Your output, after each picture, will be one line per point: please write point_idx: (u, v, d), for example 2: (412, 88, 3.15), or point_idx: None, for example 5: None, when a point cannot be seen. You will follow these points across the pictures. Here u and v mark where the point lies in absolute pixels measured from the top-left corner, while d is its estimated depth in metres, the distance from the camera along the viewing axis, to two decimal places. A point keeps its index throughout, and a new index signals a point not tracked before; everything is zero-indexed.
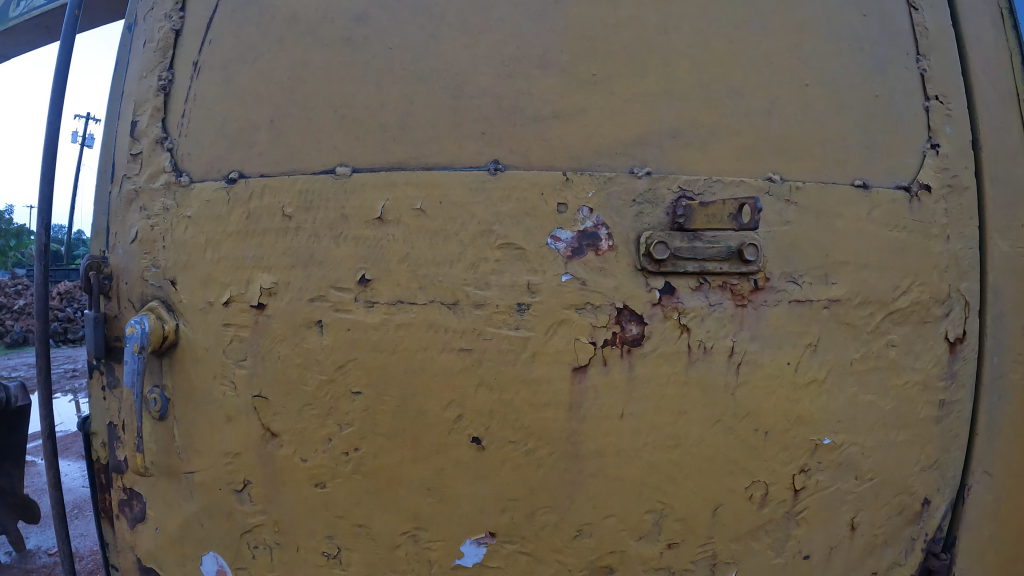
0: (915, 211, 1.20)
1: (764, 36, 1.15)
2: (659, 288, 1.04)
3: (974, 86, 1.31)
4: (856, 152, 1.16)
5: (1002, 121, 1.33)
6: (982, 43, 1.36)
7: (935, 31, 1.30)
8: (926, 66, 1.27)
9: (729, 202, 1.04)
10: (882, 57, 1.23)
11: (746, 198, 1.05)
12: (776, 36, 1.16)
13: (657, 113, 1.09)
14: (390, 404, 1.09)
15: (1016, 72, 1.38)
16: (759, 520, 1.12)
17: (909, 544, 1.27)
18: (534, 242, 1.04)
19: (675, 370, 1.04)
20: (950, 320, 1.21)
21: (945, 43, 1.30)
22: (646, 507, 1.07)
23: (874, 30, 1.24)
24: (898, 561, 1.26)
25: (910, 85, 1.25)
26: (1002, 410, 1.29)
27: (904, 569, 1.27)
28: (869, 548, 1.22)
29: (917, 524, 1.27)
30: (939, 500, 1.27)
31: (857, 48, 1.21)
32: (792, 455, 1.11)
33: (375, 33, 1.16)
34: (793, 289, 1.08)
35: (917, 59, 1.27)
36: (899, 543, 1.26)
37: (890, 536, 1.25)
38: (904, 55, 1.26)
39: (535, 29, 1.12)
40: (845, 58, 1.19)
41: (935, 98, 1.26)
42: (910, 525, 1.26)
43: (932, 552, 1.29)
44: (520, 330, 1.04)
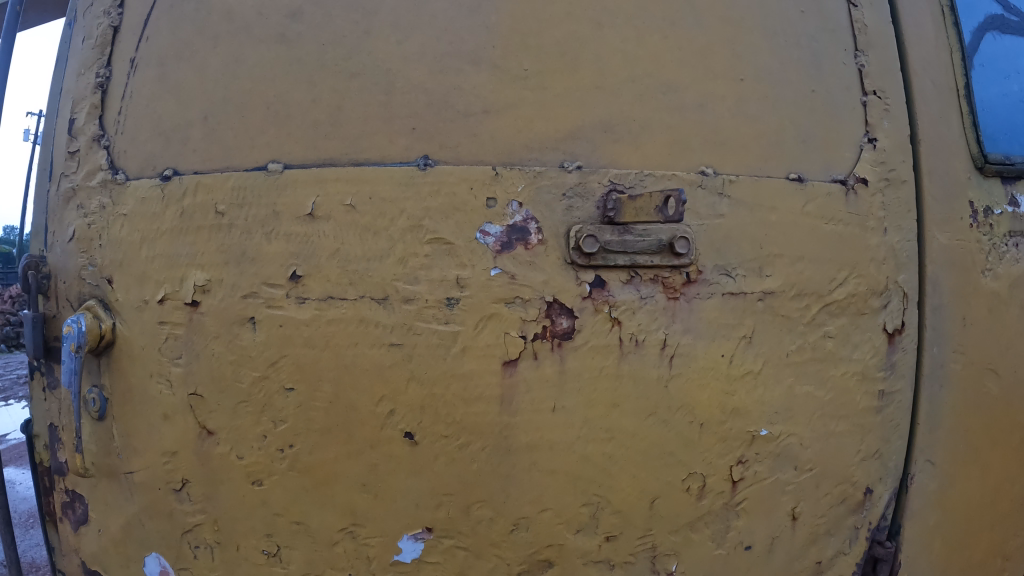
0: (852, 203, 1.18)
1: (699, 31, 1.16)
2: (589, 282, 1.04)
3: (913, 82, 1.34)
4: (792, 146, 1.15)
5: (941, 115, 1.35)
6: (922, 39, 1.39)
7: (874, 27, 1.31)
8: (864, 62, 1.28)
9: (655, 195, 1.04)
10: (820, 52, 1.24)
11: (671, 191, 1.05)
12: (710, 31, 1.16)
13: (590, 107, 1.09)
14: (324, 399, 1.08)
15: (956, 67, 1.42)
16: (698, 512, 1.12)
17: (853, 533, 1.28)
18: (463, 237, 1.04)
19: (606, 363, 1.04)
20: (887, 312, 1.21)
21: (884, 40, 1.32)
22: (583, 500, 1.08)
23: (812, 26, 1.25)
24: (843, 550, 1.28)
25: (848, 80, 1.26)
26: (942, 399, 1.31)
27: (848, 559, 1.29)
28: (812, 538, 1.24)
29: (861, 514, 1.29)
30: (881, 489, 1.29)
31: (794, 44, 1.22)
32: (729, 446, 1.11)
33: (309, 30, 1.15)
34: (725, 281, 1.07)
35: (856, 55, 1.28)
36: (842, 532, 1.27)
37: (833, 526, 1.26)
38: (843, 51, 1.27)
39: (468, 25, 1.11)
40: (781, 53, 1.20)
41: (873, 93, 1.27)
42: (852, 515, 1.27)
43: (877, 540, 1.31)
44: (449, 324, 1.04)
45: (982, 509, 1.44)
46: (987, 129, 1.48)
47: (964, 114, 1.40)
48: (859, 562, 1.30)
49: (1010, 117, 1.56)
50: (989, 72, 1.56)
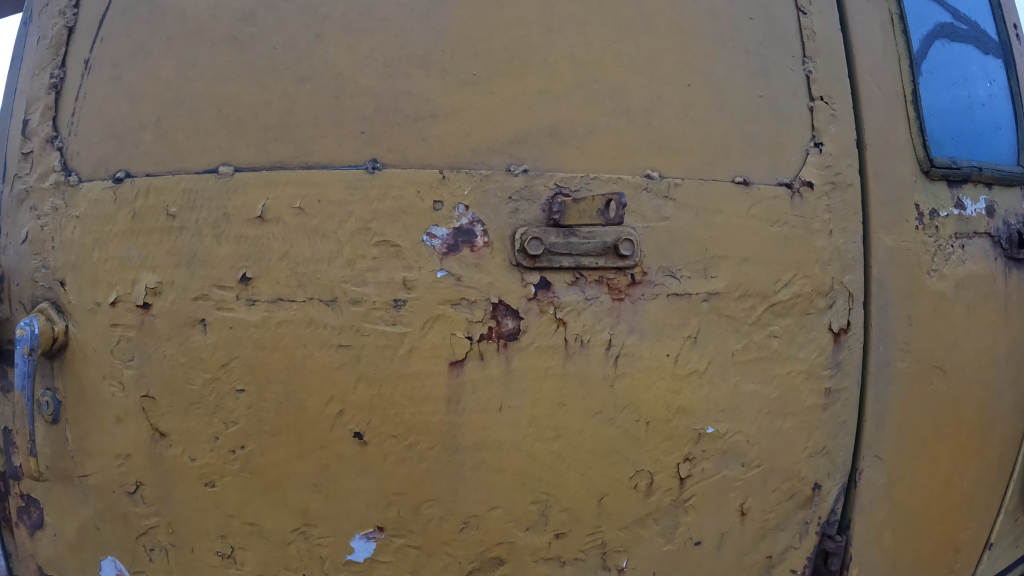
0: (797, 207, 1.19)
1: (648, 36, 1.17)
2: (535, 283, 1.06)
3: (860, 88, 1.36)
4: (738, 150, 1.16)
5: (888, 120, 1.38)
6: (871, 46, 1.42)
7: (823, 34, 1.33)
8: (812, 68, 1.29)
9: (597, 198, 1.06)
10: (767, 58, 1.26)
11: (613, 194, 1.06)
12: (659, 36, 1.18)
13: (537, 112, 1.10)
14: (274, 400, 1.09)
15: (904, 74, 1.45)
16: (647, 509, 1.14)
17: (803, 528, 1.31)
18: (410, 239, 1.06)
19: (552, 364, 1.06)
20: (833, 312, 1.22)
21: (832, 47, 1.34)
22: (531, 498, 1.09)
23: (761, 33, 1.27)
24: (793, 544, 1.31)
25: (795, 85, 1.27)
26: (889, 396, 1.34)
27: (799, 553, 1.32)
28: (761, 533, 1.26)
29: (810, 508, 1.31)
30: (829, 484, 1.31)
31: (742, 50, 1.23)
32: (676, 444, 1.12)
33: (261, 33, 1.16)
34: (670, 282, 1.09)
35: (803, 61, 1.29)
36: (791, 527, 1.30)
37: (782, 521, 1.28)
38: (791, 57, 1.28)
39: (418, 29, 1.13)
40: (729, 59, 1.22)
41: (820, 99, 1.28)
42: (802, 510, 1.30)
43: (827, 534, 1.34)
44: (396, 326, 1.05)
45: (929, 502, 1.48)
46: (935, 133, 1.48)
47: (912, 119, 1.42)
48: (809, 556, 1.33)
49: (961, 122, 1.56)
50: (941, 78, 1.56)
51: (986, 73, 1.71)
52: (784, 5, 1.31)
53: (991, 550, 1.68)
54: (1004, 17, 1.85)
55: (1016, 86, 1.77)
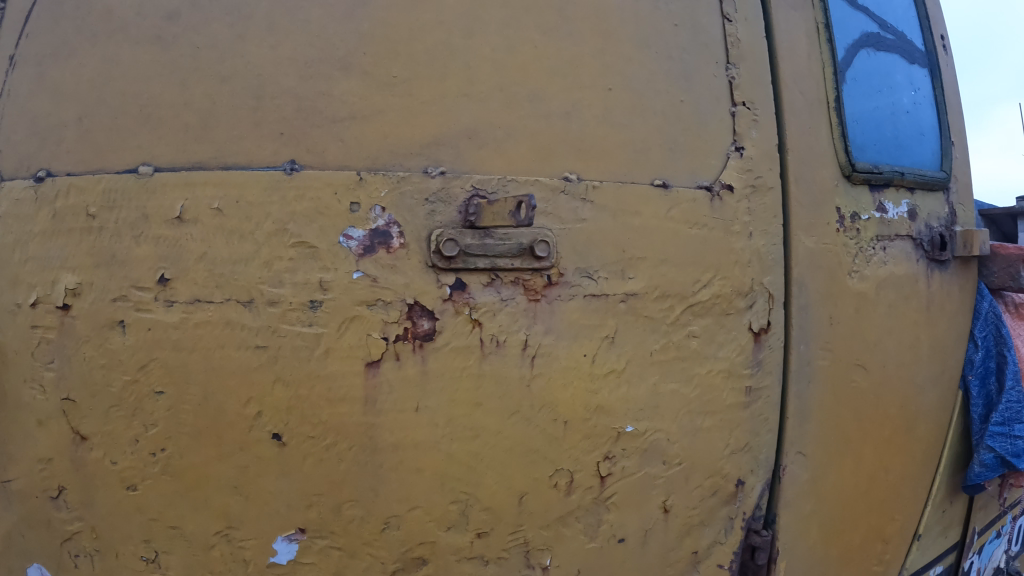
0: (717, 210, 1.20)
1: (570, 41, 1.18)
2: (450, 283, 1.07)
3: (783, 94, 1.36)
4: (658, 153, 1.18)
5: (811, 127, 1.39)
6: (795, 54, 1.42)
7: (748, 41, 1.33)
8: (735, 74, 1.30)
9: (508, 200, 1.08)
10: (691, 64, 1.25)
11: (523, 197, 1.09)
12: (582, 40, 1.19)
13: (457, 114, 1.12)
14: (192, 402, 1.09)
15: (827, 81, 1.48)
16: (567, 506, 1.15)
17: (728, 523, 1.30)
18: (326, 241, 1.06)
19: (468, 364, 1.07)
20: (753, 312, 1.23)
21: (756, 55, 1.33)
22: (451, 498, 1.10)
23: (686, 39, 1.27)
24: (718, 540, 1.29)
25: (717, 91, 1.27)
26: (812, 394, 1.35)
27: (724, 548, 1.30)
28: (685, 529, 1.25)
29: (734, 504, 1.30)
30: (753, 479, 1.30)
31: (664, 56, 1.24)
32: (594, 442, 1.13)
33: (184, 32, 1.16)
34: (587, 283, 1.11)
35: (726, 67, 1.29)
36: (716, 523, 1.28)
37: (707, 517, 1.27)
38: (714, 63, 1.28)
39: (339, 30, 1.13)
40: (652, 64, 1.22)
41: (742, 104, 1.28)
42: (726, 505, 1.28)
43: (754, 529, 1.33)
44: (313, 327, 1.06)
45: (854, 497, 1.50)
46: (857, 140, 1.50)
47: (834, 125, 1.44)
48: (735, 551, 1.31)
49: (884, 129, 1.59)
50: (866, 86, 1.59)
51: (912, 81, 1.74)
52: (709, 12, 1.30)
53: (919, 542, 1.70)
54: (932, 26, 1.88)
55: (941, 95, 1.81)
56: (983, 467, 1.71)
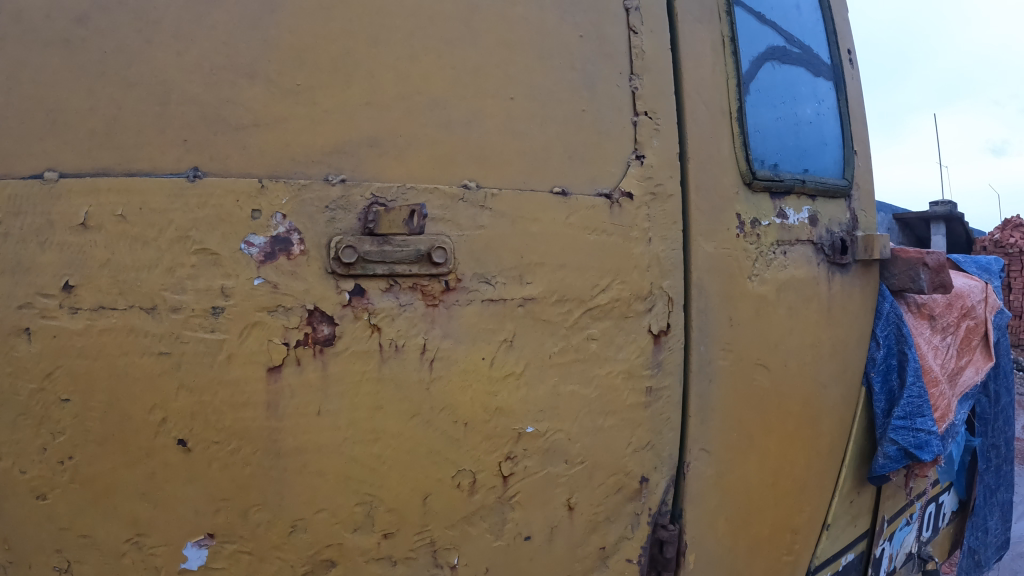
0: (615, 216, 1.24)
1: (475, 51, 1.20)
2: (349, 290, 1.09)
3: (685, 104, 1.37)
4: (556, 161, 1.21)
5: (712, 136, 1.40)
6: (699, 66, 1.43)
7: (651, 52, 1.34)
8: (637, 85, 1.31)
9: (403, 209, 1.11)
10: (594, 75, 1.28)
11: (416, 205, 1.12)
12: (486, 51, 1.20)
13: (359, 123, 1.13)
14: (98, 410, 1.07)
15: (731, 93, 1.47)
16: (471, 507, 1.17)
17: (634, 519, 1.32)
18: (228, 247, 1.07)
19: (367, 368, 1.10)
20: (652, 314, 1.27)
21: (659, 67, 1.35)
22: (356, 500, 1.12)
23: (590, 51, 1.28)
24: (625, 535, 1.31)
25: (619, 100, 1.29)
26: (712, 393, 1.37)
27: (633, 543, 1.33)
28: (591, 525, 1.27)
29: (639, 500, 1.31)
30: (657, 476, 1.32)
31: (568, 66, 1.26)
32: (496, 443, 1.16)
33: (93, 35, 1.11)
34: (484, 288, 1.14)
35: (630, 78, 1.30)
36: (622, 518, 1.30)
37: (612, 514, 1.29)
38: (617, 74, 1.30)
39: (245, 37, 1.12)
40: (555, 74, 1.24)
41: (644, 114, 1.30)
42: (631, 501, 1.30)
43: (660, 524, 1.35)
44: (215, 333, 1.07)
45: (761, 493, 1.52)
46: (761, 150, 1.52)
47: (736, 135, 1.45)
48: (643, 545, 1.34)
49: (787, 139, 1.60)
50: (770, 97, 1.59)
51: (817, 93, 1.75)
52: (614, 22, 1.31)
53: (829, 531, 1.74)
54: (838, 40, 1.89)
55: (845, 106, 1.83)
56: (889, 458, 1.76)
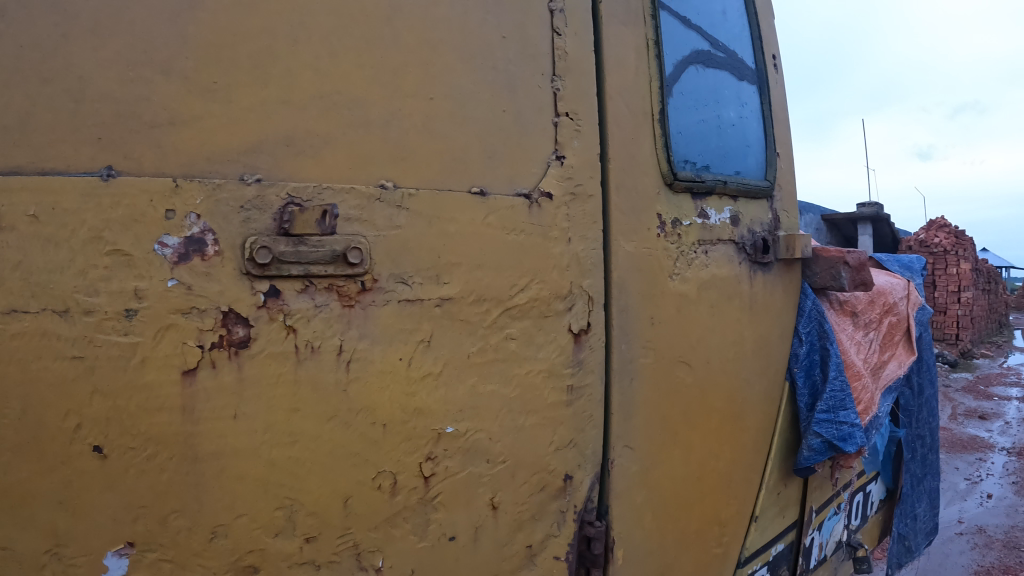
0: (535, 216, 1.24)
1: (396, 51, 1.17)
2: (264, 291, 1.06)
3: (608, 106, 1.37)
4: (475, 161, 1.21)
5: (633, 138, 1.41)
6: (622, 68, 1.42)
7: (575, 55, 1.33)
8: (560, 86, 1.30)
9: (314, 210, 1.08)
10: (516, 76, 1.26)
11: (328, 206, 1.09)
12: (406, 50, 1.18)
13: (276, 122, 1.09)
14: (11, 416, 0.98)
15: (654, 95, 1.47)
16: (393, 508, 1.15)
17: (560, 516, 1.30)
18: (141, 249, 1.01)
19: (282, 370, 1.07)
20: (572, 313, 1.28)
21: (583, 68, 1.34)
22: (276, 503, 1.08)
23: (513, 51, 1.27)
24: (552, 533, 1.30)
25: (540, 101, 1.28)
26: (635, 390, 1.39)
27: (560, 540, 1.31)
28: (516, 524, 1.25)
29: (563, 498, 1.30)
30: (581, 474, 1.32)
31: (489, 66, 1.24)
32: (415, 444, 1.15)
33: (8, 29, 1.01)
34: (401, 289, 1.13)
35: (552, 79, 1.30)
36: (548, 516, 1.29)
37: (537, 512, 1.27)
38: (540, 75, 1.29)
39: (162, 31, 1.05)
40: (476, 75, 1.23)
41: (565, 115, 1.30)
42: (555, 499, 1.29)
43: (587, 521, 1.33)
44: (128, 336, 1.01)
45: (688, 488, 1.53)
46: (684, 151, 1.54)
47: (657, 136, 1.46)
48: (570, 543, 1.32)
49: (709, 142, 1.63)
50: (693, 100, 1.60)
51: (740, 96, 1.76)
52: (537, 23, 1.30)
53: (758, 523, 1.75)
54: (764, 45, 1.90)
55: (768, 109, 1.85)
56: (812, 451, 1.80)
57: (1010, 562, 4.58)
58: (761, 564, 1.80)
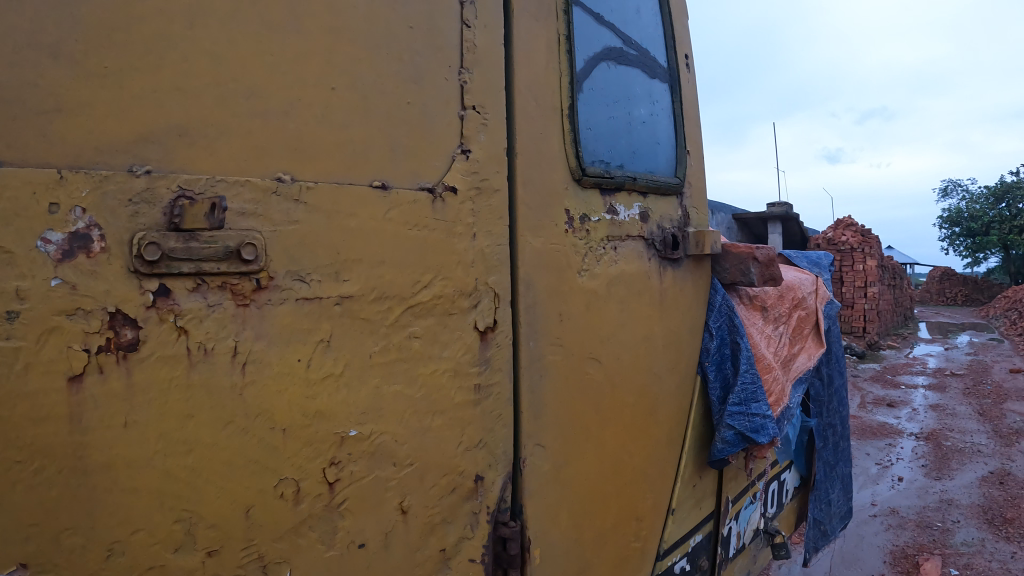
0: (438, 211, 1.19)
1: (297, 39, 1.08)
2: (154, 290, 0.96)
3: (517, 100, 1.34)
4: (377, 154, 1.13)
5: (542, 132, 1.38)
6: (533, 62, 1.38)
7: (484, 48, 1.28)
8: (467, 79, 1.25)
9: (202, 202, 0.98)
10: (421, 68, 1.19)
11: (216, 198, 1.00)
12: (307, 37, 1.09)
13: (170, 111, 0.99)
14: None
15: (563, 91, 1.44)
16: (297, 518, 1.05)
17: (474, 518, 1.25)
18: (23, 244, 0.89)
19: (175, 375, 0.97)
20: (478, 310, 1.24)
21: (492, 61, 1.29)
22: (174, 516, 0.97)
23: (419, 42, 1.20)
24: (466, 535, 1.24)
25: (446, 93, 1.22)
26: (544, 388, 1.37)
27: (474, 543, 1.25)
28: (427, 528, 1.18)
29: (476, 499, 1.25)
30: (492, 474, 1.28)
31: (393, 57, 1.16)
32: (317, 449, 1.06)
33: None
34: (298, 287, 1.05)
35: (459, 71, 1.24)
36: (461, 519, 1.23)
37: (449, 514, 1.21)
38: (446, 67, 1.23)
39: (47, 10, 0.93)
40: (378, 67, 1.15)
41: (471, 108, 1.25)
42: (468, 501, 1.24)
43: (502, 521, 1.29)
44: (10, 340, 0.88)
45: (602, 483, 1.51)
46: (593, 146, 1.53)
47: (566, 132, 1.44)
48: (485, 545, 1.27)
49: (619, 138, 1.62)
50: (603, 97, 1.59)
51: (651, 94, 1.77)
52: (445, 13, 1.23)
53: (675, 515, 1.77)
54: (677, 45, 1.91)
55: (679, 108, 1.87)
56: (726, 443, 1.81)
57: (924, 543, 4.76)
58: (681, 556, 1.81)
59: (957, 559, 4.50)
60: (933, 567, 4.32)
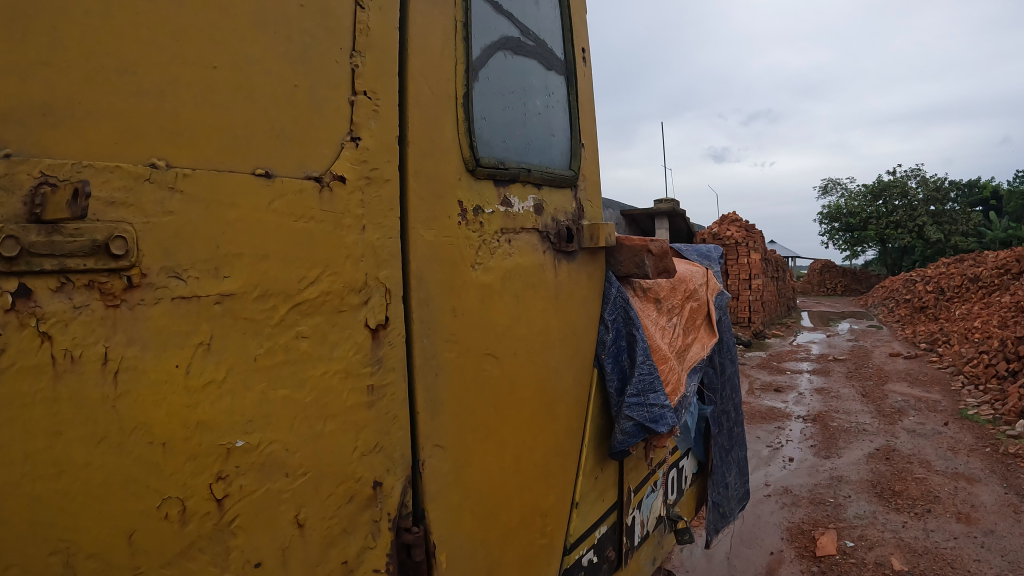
0: (326, 202, 1.11)
1: (177, 11, 0.96)
2: (12, 290, 0.82)
3: (410, 87, 1.28)
4: (261, 140, 1.04)
5: (435, 121, 1.34)
6: (428, 48, 1.33)
7: (378, 30, 1.21)
8: (359, 61, 1.17)
9: (65, 190, 0.86)
10: (310, 49, 1.11)
11: (79, 184, 0.87)
12: (189, 10, 0.97)
13: (31, 87, 0.85)
14: None
15: (459, 79, 1.40)
16: (185, 540, 0.95)
17: (374, 526, 1.19)
18: None
19: (40, 387, 0.84)
20: (369, 307, 1.18)
21: (387, 46, 1.22)
22: (49, 548, 0.84)
23: (310, 21, 1.11)
24: (367, 545, 1.18)
25: (337, 77, 1.14)
26: (439, 386, 1.33)
27: (376, 552, 1.19)
28: (327, 540, 1.11)
29: (376, 506, 1.19)
30: (391, 479, 1.22)
31: (283, 35, 1.07)
32: (203, 463, 0.96)
33: None
34: (174, 284, 0.94)
35: (351, 54, 1.16)
36: (360, 528, 1.17)
37: (348, 524, 1.15)
38: (337, 49, 1.15)
39: None
40: (265, 46, 1.05)
41: (363, 93, 1.18)
42: (367, 508, 1.18)
43: (404, 527, 1.24)
44: None
45: (504, 480, 1.49)
46: (487, 136, 1.50)
47: (460, 121, 1.40)
48: (388, 553, 1.21)
49: (515, 129, 1.61)
50: (500, 87, 1.56)
51: (548, 86, 1.75)
52: None
53: (578, 509, 1.76)
54: (574, 38, 1.91)
55: (575, 102, 1.87)
56: (626, 435, 1.82)
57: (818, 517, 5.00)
58: (588, 549, 1.81)
59: (851, 531, 4.73)
60: (828, 539, 4.54)
